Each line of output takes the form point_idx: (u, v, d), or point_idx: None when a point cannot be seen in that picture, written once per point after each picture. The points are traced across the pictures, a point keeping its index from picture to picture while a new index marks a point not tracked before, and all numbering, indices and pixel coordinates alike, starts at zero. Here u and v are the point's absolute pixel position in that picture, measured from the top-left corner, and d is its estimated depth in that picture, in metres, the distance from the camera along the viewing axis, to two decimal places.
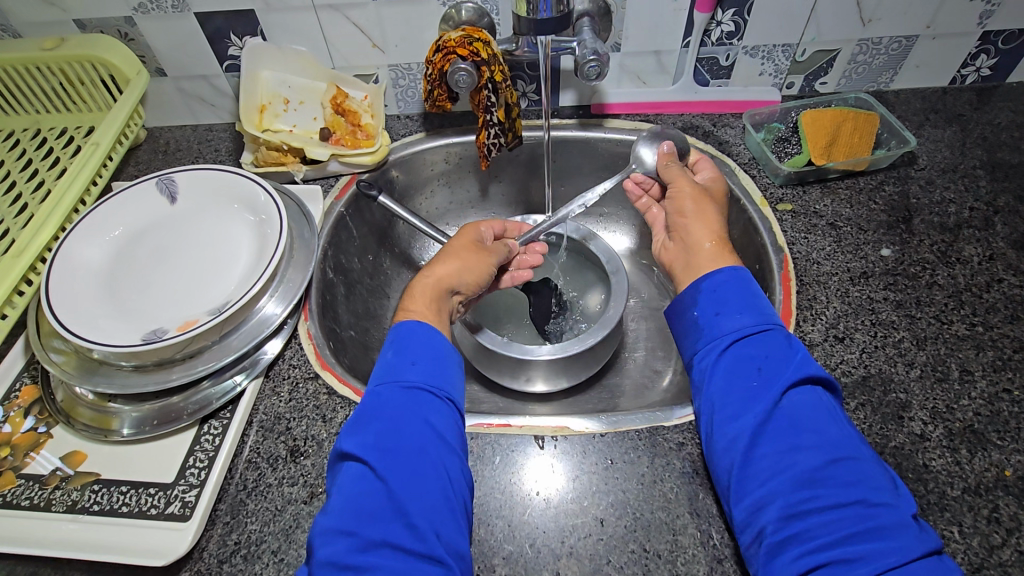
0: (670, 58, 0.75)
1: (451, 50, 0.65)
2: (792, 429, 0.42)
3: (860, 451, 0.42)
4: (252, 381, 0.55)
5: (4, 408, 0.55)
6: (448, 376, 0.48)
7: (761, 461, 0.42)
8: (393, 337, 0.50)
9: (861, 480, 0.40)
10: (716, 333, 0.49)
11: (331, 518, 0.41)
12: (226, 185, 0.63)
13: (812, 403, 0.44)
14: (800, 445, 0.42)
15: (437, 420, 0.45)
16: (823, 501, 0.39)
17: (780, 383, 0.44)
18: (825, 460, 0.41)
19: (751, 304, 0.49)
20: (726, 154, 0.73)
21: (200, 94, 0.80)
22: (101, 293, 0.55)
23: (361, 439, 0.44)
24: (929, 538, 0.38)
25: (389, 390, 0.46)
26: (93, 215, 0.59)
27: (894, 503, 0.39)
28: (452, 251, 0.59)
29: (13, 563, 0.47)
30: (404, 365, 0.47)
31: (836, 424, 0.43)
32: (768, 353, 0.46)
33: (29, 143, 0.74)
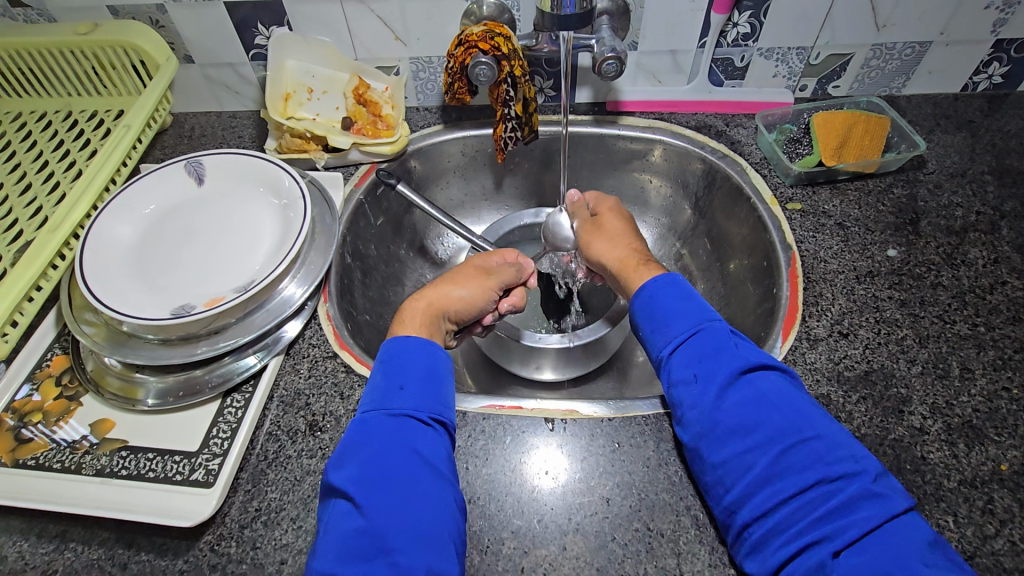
0: (686, 57, 0.76)
1: (473, 44, 0.66)
2: (738, 426, 0.44)
3: (810, 429, 0.43)
4: (272, 358, 0.57)
5: (36, 376, 0.57)
6: (446, 400, 0.50)
7: (720, 463, 0.44)
8: (384, 357, 0.51)
9: (814, 462, 0.41)
10: (657, 347, 0.51)
11: (322, 559, 0.40)
12: (251, 170, 0.65)
13: (753, 395, 0.45)
14: (751, 443, 0.43)
15: (429, 447, 0.46)
16: (784, 490, 0.41)
17: (718, 381, 0.46)
18: (769, 453, 0.42)
19: (682, 309, 0.52)
20: (738, 153, 0.74)
21: (225, 81, 0.82)
22: (129, 269, 0.57)
23: (356, 472, 0.44)
24: (892, 504, 0.39)
25: (377, 420, 0.47)
26: (126, 193, 0.62)
27: (851, 475, 0.40)
28: (451, 278, 0.62)
29: (46, 522, 0.49)
30: (394, 391, 0.48)
31: (783, 408, 0.44)
32: (704, 353, 0.48)
33: (60, 125, 0.77)
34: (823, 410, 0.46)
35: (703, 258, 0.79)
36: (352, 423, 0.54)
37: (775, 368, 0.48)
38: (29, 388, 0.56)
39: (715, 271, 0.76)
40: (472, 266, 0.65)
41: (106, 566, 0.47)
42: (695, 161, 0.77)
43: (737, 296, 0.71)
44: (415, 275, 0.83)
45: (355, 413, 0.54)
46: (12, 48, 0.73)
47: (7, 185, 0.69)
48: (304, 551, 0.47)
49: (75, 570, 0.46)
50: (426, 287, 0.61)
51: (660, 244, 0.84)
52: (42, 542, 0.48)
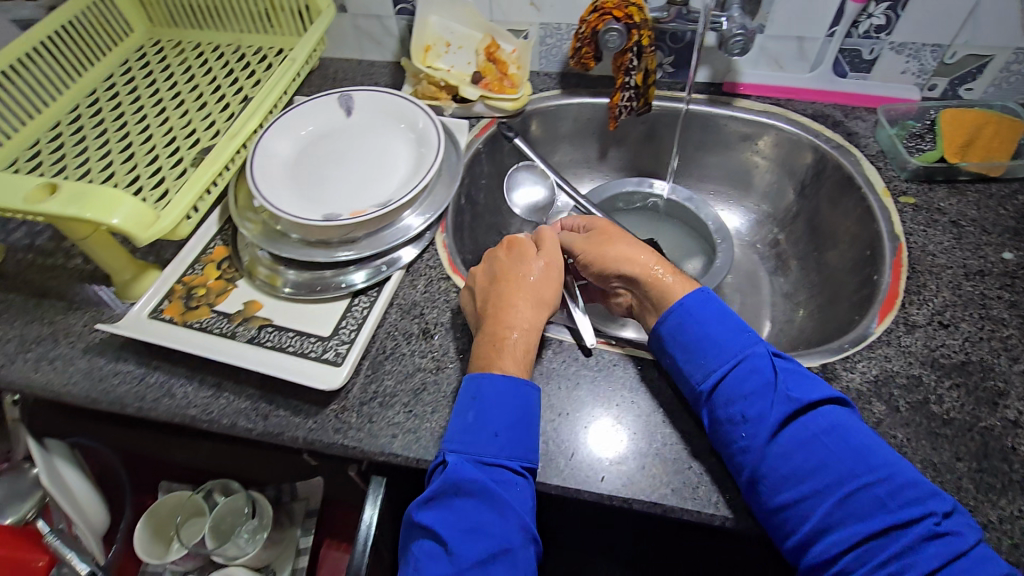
0: (812, 45, 0.77)
1: (608, 12, 0.71)
2: (793, 472, 0.44)
3: (870, 471, 0.43)
4: (395, 271, 0.65)
5: (202, 260, 0.67)
6: (528, 442, 0.50)
7: (779, 506, 0.44)
8: (473, 394, 0.51)
9: (875, 508, 0.42)
10: (696, 379, 0.51)
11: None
12: (394, 108, 0.73)
13: (808, 435, 0.45)
14: (807, 491, 0.44)
15: (512, 495, 0.47)
16: (848, 538, 0.42)
17: (770, 425, 0.46)
18: (830, 501, 0.43)
19: (725, 338, 0.51)
20: (853, 144, 0.74)
21: (370, 32, 0.91)
22: (287, 181, 0.67)
23: (440, 519, 0.46)
24: (958, 541, 0.40)
25: (464, 464, 0.48)
26: (288, 116, 0.71)
27: (916, 517, 0.41)
28: (514, 290, 0.56)
29: (205, 373, 0.59)
30: (479, 432, 0.49)
31: (842, 448, 0.44)
32: (750, 393, 0.48)
33: (231, 57, 0.88)
34: (884, 444, 0.46)
35: (800, 245, 0.80)
36: (459, 335, 0.60)
37: (829, 399, 0.47)
38: (196, 268, 0.67)
39: (811, 259, 0.77)
40: (511, 263, 0.59)
41: (251, 415, 0.55)
42: (806, 149, 0.77)
43: (832, 284, 0.72)
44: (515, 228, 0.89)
45: (463, 326, 0.61)
46: None
47: (188, 101, 0.81)
48: (413, 431, 0.54)
49: (227, 413, 0.56)
50: (504, 313, 0.55)
51: (756, 229, 0.85)
52: (202, 388, 0.58)
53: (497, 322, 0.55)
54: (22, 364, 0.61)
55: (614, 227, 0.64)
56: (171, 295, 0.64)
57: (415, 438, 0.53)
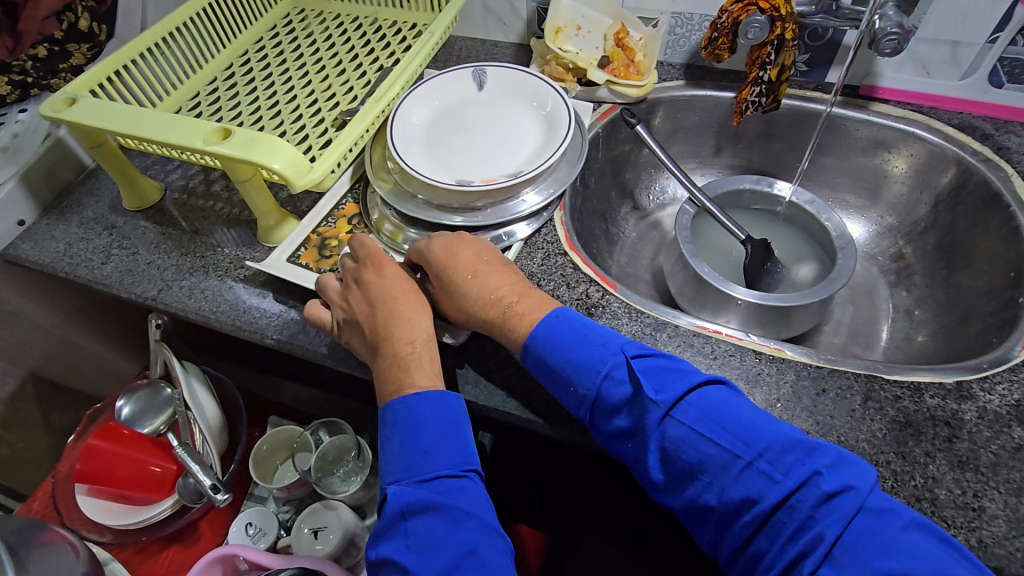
0: (967, 51, 0.73)
1: (753, 3, 0.69)
2: (686, 469, 0.44)
3: (746, 448, 0.42)
4: (515, 242, 0.68)
5: (335, 214, 0.73)
6: (461, 445, 0.49)
7: (689, 505, 0.44)
8: (392, 422, 0.49)
9: (764, 485, 0.41)
10: (576, 402, 0.49)
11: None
12: (525, 85, 0.75)
13: (683, 431, 0.44)
14: (708, 486, 0.43)
15: (466, 494, 0.47)
16: (751, 520, 0.41)
17: (649, 427, 0.45)
18: (722, 490, 0.42)
19: (584, 351, 0.49)
20: (1004, 159, 0.70)
21: (500, 13, 0.93)
22: (421, 146, 0.70)
23: (396, 547, 0.45)
24: (854, 495, 0.39)
25: (404, 488, 0.46)
26: (425, 87, 0.75)
27: (804, 482, 0.40)
28: (399, 310, 0.55)
29: None
30: (404, 450, 0.48)
31: (718, 431, 0.43)
32: (628, 404, 0.47)
33: (370, 29, 0.93)
34: (764, 416, 0.45)
35: (927, 261, 0.76)
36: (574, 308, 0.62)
37: (693, 385, 0.46)
38: (330, 221, 0.72)
39: (939, 278, 0.73)
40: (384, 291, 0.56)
41: None
42: (947, 160, 0.73)
43: (964, 305, 0.68)
44: (621, 216, 0.89)
45: (578, 301, 0.63)
46: None
47: (329, 67, 0.86)
48: None
49: (356, 355, 0.60)
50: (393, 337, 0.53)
51: (877, 240, 0.82)
52: None
53: (391, 346, 0.53)
54: (178, 289, 0.68)
55: (460, 245, 0.58)
56: (307, 242, 0.70)
57: None
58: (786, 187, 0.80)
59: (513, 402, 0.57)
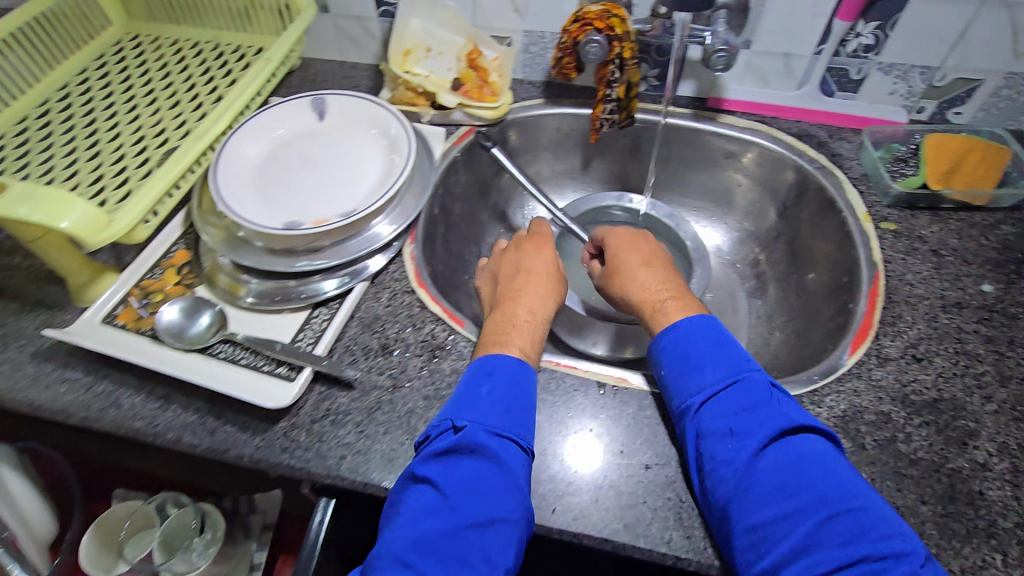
0: (799, 63, 0.75)
1: (589, 22, 0.69)
2: (774, 486, 0.43)
3: (856, 499, 0.42)
4: (358, 283, 0.63)
5: (162, 264, 0.66)
6: (531, 423, 0.51)
7: (755, 526, 0.42)
8: (487, 370, 0.52)
9: (854, 536, 0.40)
10: (685, 395, 0.51)
11: (399, 543, 0.44)
12: (368, 112, 0.71)
13: (796, 455, 0.44)
14: (785, 499, 0.42)
15: (517, 469, 0.47)
16: (823, 563, 0.39)
17: (756, 440, 0.45)
18: (807, 522, 0.41)
19: (726, 360, 0.51)
20: (836, 166, 0.73)
21: (352, 33, 0.89)
22: (253, 185, 0.65)
23: (444, 470, 0.46)
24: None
25: (478, 432, 0.48)
26: (259, 118, 0.70)
27: (900, 554, 0.39)
28: (533, 281, 0.62)
29: (154, 384, 0.57)
30: (491, 407, 0.49)
31: (817, 479, 0.43)
32: (738, 406, 0.48)
33: (209, 54, 0.86)
34: (859, 479, 0.44)
35: (780, 268, 0.78)
36: (419, 351, 0.59)
37: (815, 429, 0.47)
38: (155, 273, 0.65)
39: (790, 282, 0.75)
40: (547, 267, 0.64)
41: (198, 430, 0.54)
42: (788, 169, 0.76)
43: (809, 309, 0.70)
44: (493, 238, 0.87)
45: (423, 343, 0.59)
46: None
47: (161, 99, 0.79)
48: (362, 452, 0.52)
49: (174, 427, 0.54)
50: (514, 295, 0.60)
51: (737, 248, 0.84)
52: (149, 399, 0.56)
53: (513, 304, 0.59)
54: None
55: (627, 241, 0.66)
56: (127, 299, 0.63)
57: (363, 461, 0.52)
58: (641, 201, 0.81)
59: (347, 464, 0.52)
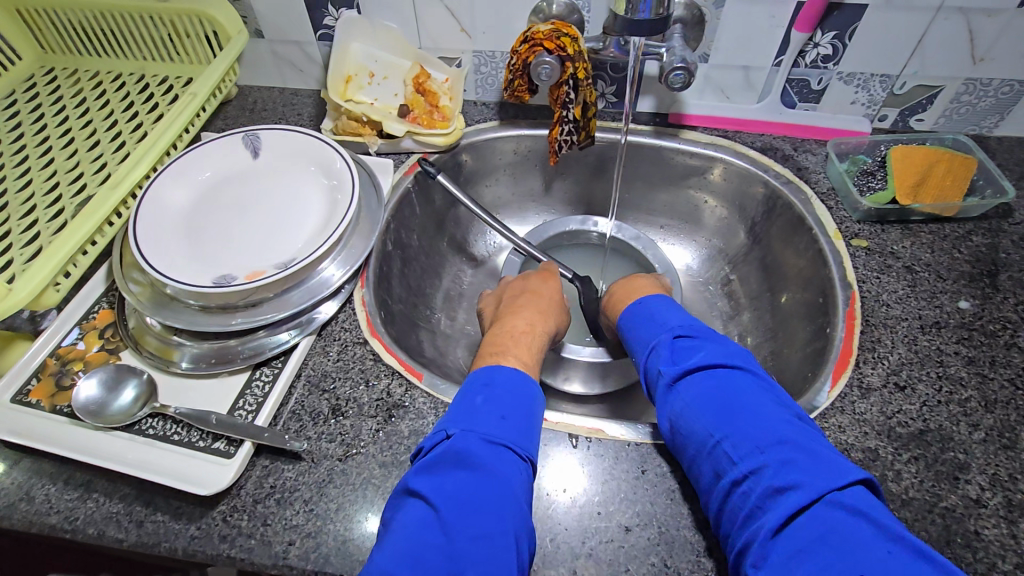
0: (758, 75, 0.73)
1: (539, 42, 0.65)
2: (680, 439, 0.46)
3: (729, 424, 0.43)
4: (305, 337, 0.58)
5: (81, 327, 0.59)
6: (531, 435, 0.47)
7: (688, 466, 0.45)
8: (484, 382, 0.49)
9: (733, 459, 0.41)
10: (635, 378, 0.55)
11: (385, 561, 0.37)
12: (307, 148, 0.66)
13: (690, 395, 0.46)
14: (691, 451, 0.45)
15: (518, 480, 0.43)
16: (725, 488, 0.41)
17: (659, 398, 0.49)
18: (704, 465, 0.43)
19: (643, 333, 0.55)
20: (803, 180, 0.70)
21: (291, 59, 0.83)
22: (181, 235, 0.59)
23: (437, 482, 0.42)
24: (800, 494, 0.37)
25: (471, 439, 0.44)
26: (185, 159, 0.64)
27: (760, 468, 0.40)
28: (532, 303, 0.62)
29: (73, 470, 0.51)
30: (485, 415, 0.46)
31: (705, 414, 0.44)
32: (648, 375, 0.51)
33: (133, 87, 0.79)
34: (771, 404, 0.44)
35: (752, 286, 0.75)
36: (373, 412, 0.54)
37: (715, 364, 0.48)
38: (74, 338, 0.58)
39: (764, 301, 0.73)
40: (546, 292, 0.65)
41: (123, 521, 0.48)
42: (757, 184, 0.73)
43: (785, 331, 0.68)
44: (454, 270, 0.82)
45: (378, 402, 0.54)
46: (99, 9, 0.76)
47: (78, 140, 0.71)
48: (312, 535, 0.47)
49: (95, 520, 0.48)
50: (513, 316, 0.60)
51: (708, 266, 0.81)
52: (67, 489, 0.50)
53: (512, 319, 0.59)
54: None
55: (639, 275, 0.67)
56: (41, 370, 0.56)
57: (314, 546, 0.46)
58: (608, 224, 0.77)
59: (295, 551, 0.46)
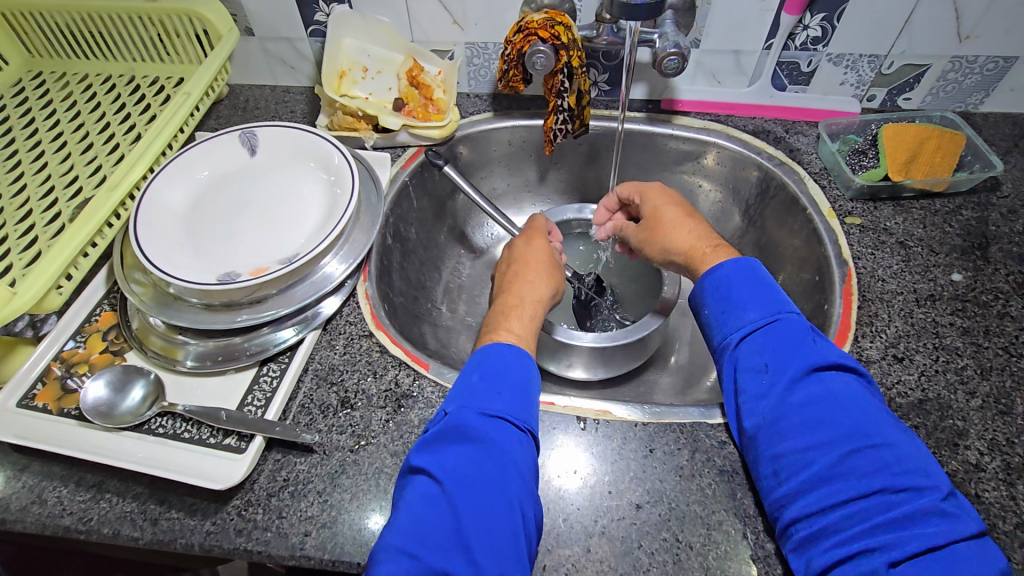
0: (749, 59, 0.74)
1: (533, 32, 0.65)
2: (803, 422, 0.43)
3: (879, 435, 0.41)
4: (310, 332, 0.58)
5: (84, 330, 0.59)
6: (529, 407, 0.47)
7: (782, 453, 0.42)
8: (478, 360, 0.49)
9: (874, 470, 0.39)
10: (725, 332, 0.50)
11: (397, 536, 0.39)
12: (303, 144, 0.66)
13: (828, 392, 0.43)
14: (816, 440, 0.42)
15: (518, 452, 0.44)
16: (844, 492, 0.39)
17: (791, 373, 0.44)
18: (829, 458, 0.41)
19: (763, 298, 0.49)
20: (796, 161, 0.71)
21: (282, 56, 0.83)
22: (181, 235, 0.59)
23: (438, 459, 0.43)
24: (958, 524, 0.37)
25: (468, 415, 0.45)
26: (182, 159, 0.64)
27: (917, 487, 0.38)
28: (526, 272, 0.60)
29: (84, 471, 0.51)
30: (481, 392, 0.46)
31: (842, 417, 0.42)
32: (780, 342, 0.46)
33: (123, 89, 0.79)
34: (904, 429, 0.43)
35: None
36: (382, 403, 0.54)
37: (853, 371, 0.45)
38: (77, 341, 0.58)
39: None
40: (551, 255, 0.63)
41: (138, 520, 0.48)
42: (750, 166, 0.74)
43: None
44: (453, 262, 0.82)
45: (386, 393, 0.55)
46: (86, 11, 0.75)
47: (70, 143, 0.71)
48: (328, 526, 0.47)
49: (109, 520, 0.48)
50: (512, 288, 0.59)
51: None
52: (79, 490, 0.50)
53: (508, 294, 0.58)
54: None
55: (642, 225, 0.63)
56: (46, 374, 0.56)
57: (330, 536, 0.47)
58: None
59: (311, 542, 0.47)
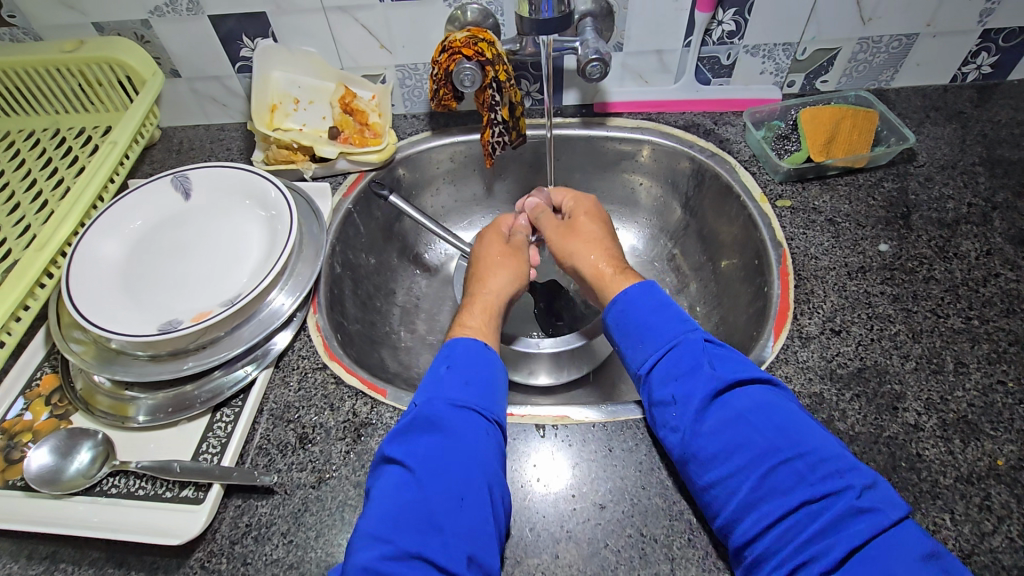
0: (672, 57, 0.76)
1: (457, 51, 0.65)
2: (720, 448, 0.44)
3: (793, 447, 0.42)
4: (262, 370, 0.57)
5: (26, 396, 0.57)
6: (496, 395, 0.48)
7: (711, 485, 0.44)
8: (444, 354, 0.50)
9: (797, 482, 0.41)
10: (636, 365, 0.52)
11: (372, 523, 0.40)
12: (239, 182, 0.66)
13: (734, 413, 0.45)
14: (734, 465, 0.43)
15: (487, 440, 0.45)
16: (771, 512, 0.41)
17: (698, 400, 0.46)
18: (752, 478, 0.42)
19: (659, 327, 0.52)
20: (726, 151, 0.74)
21: (212, 94, 0.82)
22: (120, 288, 0.58)
23: (410, 447, 0.44)
24: (878, 518, 0.39)
25: (437, 405, 0.46)
26: (112, 210, 0.62)
27: (835, 493, 0.40)
28: (484, 268, 0.63)
29: (36, 542, 0.49)
30: (448, 383, 0.47)
31: (754, 432, 0.43)
32: (681, 371, 0.48)
33: (48, 143, 0.76)
34: (815, 427, 0.44)
35: (695, 258, 0.78)
36: (341, 435, 0.54)
37: (755, 379, 0.47)
38: (18, 409, 0.56)
39: (707, 270, 0.76)
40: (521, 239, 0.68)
41: None
42: (684, 160, 0.76)
43: (729, 295, 0.71)
44: (407, 282, 0.82)
45: (345, 424, 0.54)
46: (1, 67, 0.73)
47: None
48: (294, 566, 0.47)
49: None
50: (475, 282, 0.62)
51: (652, 245, 0.83)
52: (32, 563, 0.48)
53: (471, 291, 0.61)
54: None
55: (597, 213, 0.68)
56: None
57: None
58: None
59: None
